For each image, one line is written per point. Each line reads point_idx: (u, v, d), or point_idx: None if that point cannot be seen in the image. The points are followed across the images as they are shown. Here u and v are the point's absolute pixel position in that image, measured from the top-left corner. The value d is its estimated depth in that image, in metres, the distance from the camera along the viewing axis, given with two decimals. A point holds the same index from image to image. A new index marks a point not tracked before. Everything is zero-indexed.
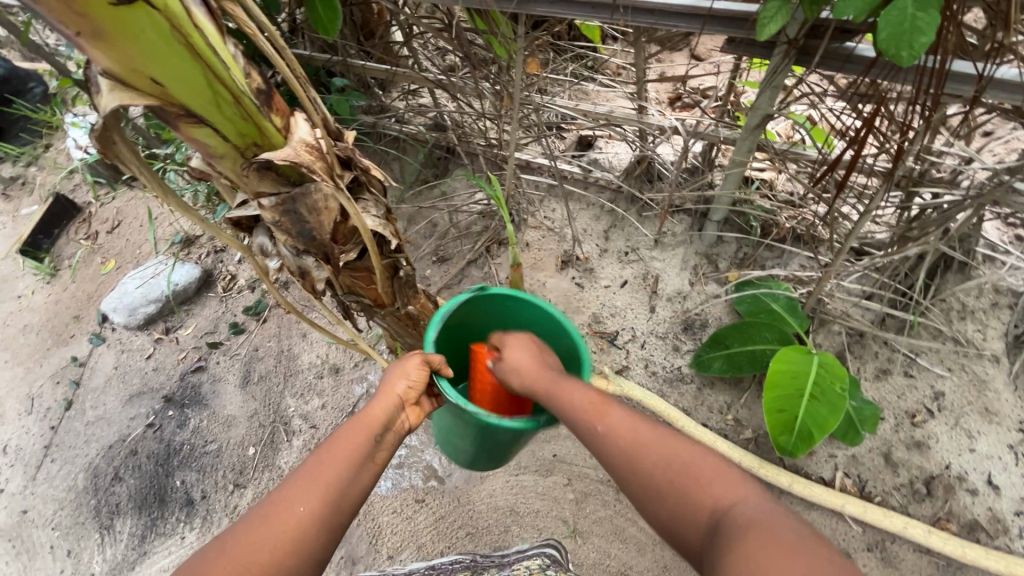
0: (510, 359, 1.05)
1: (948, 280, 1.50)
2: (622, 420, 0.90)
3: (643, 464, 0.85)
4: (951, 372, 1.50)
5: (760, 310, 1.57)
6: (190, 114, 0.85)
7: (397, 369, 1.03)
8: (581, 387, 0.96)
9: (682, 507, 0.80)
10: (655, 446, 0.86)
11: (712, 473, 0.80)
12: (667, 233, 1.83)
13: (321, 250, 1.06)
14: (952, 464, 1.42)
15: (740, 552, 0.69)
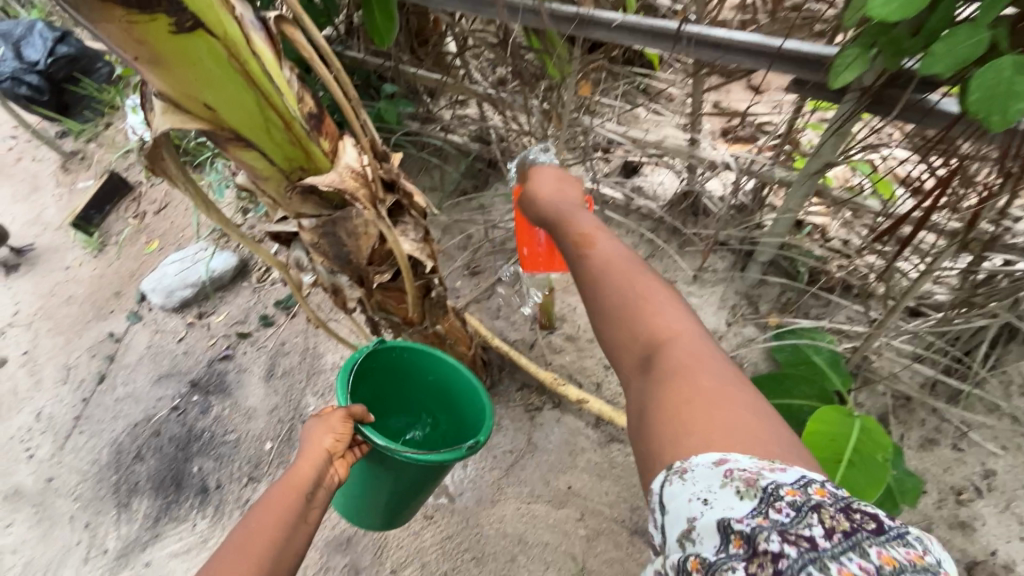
0: (535, 189, 0.99)
1: (1010, 352, 1.41)
2: (610, 251, 0.86)
3: (614, 292, 0.82)
4: (1007, 451, 1.39)
5: (799, 360, 1.49)
6: (240, 138, 0.88)
7: (321, 424, 1.06)
8: (584, 215, 0.92)
9: (636, 339, 0.79)
10: (633, 283, 0.82)
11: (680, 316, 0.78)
12: (707, 270, 1.76)
13: (356, 273, 1.09)
14: (999, 551, 1.32)
15: (674, 387, 0.70)
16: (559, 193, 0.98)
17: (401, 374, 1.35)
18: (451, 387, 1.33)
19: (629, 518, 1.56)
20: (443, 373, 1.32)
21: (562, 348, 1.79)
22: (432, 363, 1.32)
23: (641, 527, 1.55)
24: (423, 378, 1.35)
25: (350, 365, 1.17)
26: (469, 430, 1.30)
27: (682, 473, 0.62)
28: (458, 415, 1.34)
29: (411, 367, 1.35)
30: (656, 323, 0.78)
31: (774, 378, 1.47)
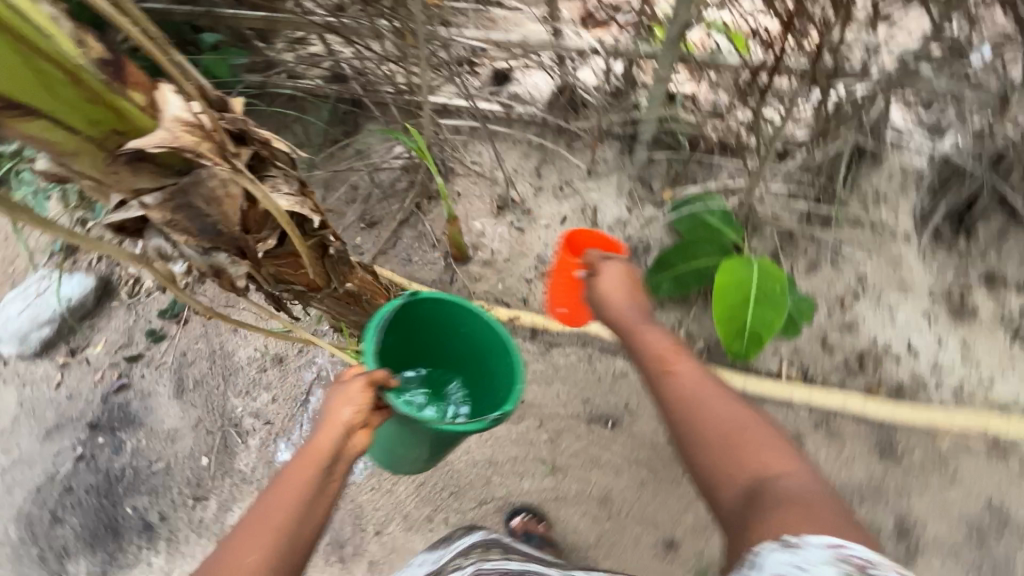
0: (602, 282, 1.14)
1: (863, 169, 1.61)
2: (692, 371, 0.95)
3: (701, 409, 0.89)
4: (871, 256, 1.62)
5: (699, 227, 1.58)
6: (8, 104, 0.68)
7: (339, 395, 0.95)
8: (661, 337, 1.03)
9: (729, 458, 0.83)
10: (722, 405, 0.89)
11: (769, 440, 0.84)
12: (598, 164, 1.80)
13: (233, 244, 0.96)
14: (878, 337, 1.56)
15: (782, 507, 0.73)
16: (635, 308, 1.10)
17: (430, 325, 1.32)
18: (479, 342, 1.30)
19: (583, 411, 1.65)
20: (473, 326, 1.28)
21: (482, 274, 1.77)
22: (462, 314, 1.28)
23: (596, 413, 1.65)
24: (453, 329, 1.32)
25: (378, 322, 1.13)
26: (497, 387, 1.29)
27: (791, 547, 0.67)
28: (484, 368, 1.32)
29: (444, 320, 1.31)
30: (750, 446, 0.83)
31: (678, 248, 1.57)
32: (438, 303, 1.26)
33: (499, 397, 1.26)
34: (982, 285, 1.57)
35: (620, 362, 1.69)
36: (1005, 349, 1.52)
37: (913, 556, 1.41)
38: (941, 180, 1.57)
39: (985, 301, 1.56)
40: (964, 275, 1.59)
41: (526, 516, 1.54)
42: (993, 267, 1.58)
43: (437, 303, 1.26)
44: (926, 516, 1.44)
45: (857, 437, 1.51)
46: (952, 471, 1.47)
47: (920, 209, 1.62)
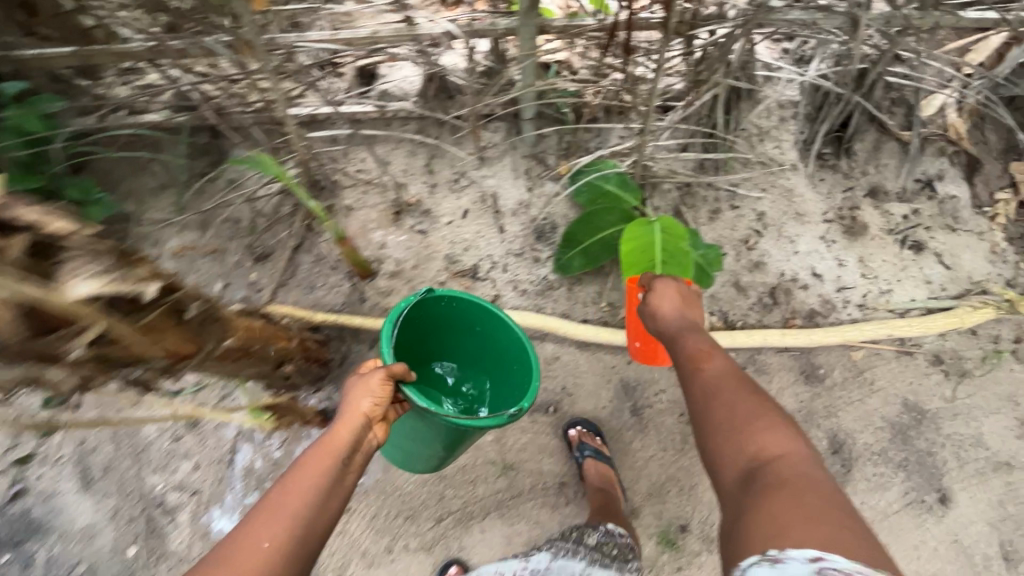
0: (660, 307, 1.13)
1: (743, 109, 1.61)
2: (723, 369, 0.99)
3: (721, 401, 0.93)
4: (766, 192, 1.65)
5: (596, 196, 1.56)
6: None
7: (358, 387, 1.02)
8: (699, 336, 1.06)
9: (738, 443, 0.87)
10: (743, 398, 0.92)
11: (782, 432, 0.86)
12: (489, 148, 1.73)
13: (33, 353, 0.79)
14: (785, 270, 1.61)
15: (781, 491, 0.76)
16: (679, 314, 1.12)
17: (447, 326, 1.40)
18: (494, 339, 1.37)
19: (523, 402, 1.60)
20: (488, 324, 1.36)
21: (391, 287, 1.68)
22: (479, 314, 1.35)
23: (535, 402, 1.61)
24: (468, 328, 1.39)
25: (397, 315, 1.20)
26: (515, 383, 1.33)
27: (773, 563, 0.68)
28: (500, 363, 1.38)
29: (458, 320, 1.39)
30: (760, 434, 0.86)
31: (580, 221, 1.53)
32: (455, 303, 1.33)
33: (519, 391, 1.30)
34: (868, 200, 1.64)
35: (549, 346, 1.63)
36: (897, 257, 1.60)
37: (848, 467, 1.49)
38: (814, 107, 1.62)
39: (873, 214, 1.63)
40: (850, 194, 1.65)
41: (585, 428, 1.55)
42: (876, 182, 1.64)
43: (456, 303, 1.34)
44: (854, 428, 1.52)
45: (782, 369, 1.56)
46: (870, 381, 1.54)
47: (802, 137, 1.65)
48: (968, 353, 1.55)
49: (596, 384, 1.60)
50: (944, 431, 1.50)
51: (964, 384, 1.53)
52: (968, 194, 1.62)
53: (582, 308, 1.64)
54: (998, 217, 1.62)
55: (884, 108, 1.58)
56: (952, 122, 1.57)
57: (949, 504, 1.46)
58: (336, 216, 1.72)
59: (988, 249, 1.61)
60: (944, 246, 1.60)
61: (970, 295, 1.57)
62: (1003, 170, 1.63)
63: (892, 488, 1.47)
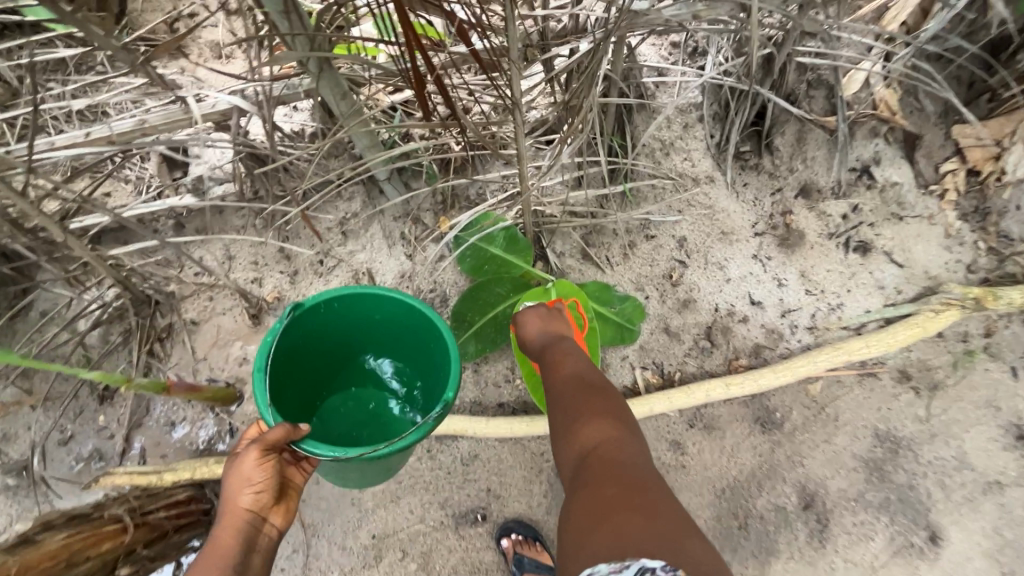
0: (526, 336, 1.13)
1: (638, 124, 1.34)
2: (575, 374, 1.01)
3: (568, 402, 0.95)
4: (683, 214, 1.39)
5: (483, 263, 1.29)
6: None
7: (236, 475, 0.91)
8: (566, 346, 1.08)
9: (575, 441, 0.89)
10: (585, 399, 0.94)
11: (613, 427, 0.88)
12: (349, 219, 1.42)
13: None
14: (719, 303, 1.37)
15: (596, 480, 0.79)
16: (548, 332, 1.12)
17: (342, 328, 1.16)
18: (402, 325, 1.14)
19: (444, 516, 1.35)
20: (388, 311, 1.13)
21: None
22: (371, 302, 1.12)
23: (460, 513, 1.35)
24: (370, 320, 1.16)
25: (265, 360, 0.98)
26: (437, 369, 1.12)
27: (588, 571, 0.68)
28: (418, 350, 1.17)
29: (349, 318, 1.15)
30: (596, 426, 0.89)
31: (468, 295, 1.26)
32: (337, 303, 1.10)
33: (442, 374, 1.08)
34: (800, 201, 1.39)
35: (464, 444, 1.37)
36: (842, 264, 1.37)
37: (825, 522, 1.28)
38: (721, 105, 1.37)
39: (809, 218, 1.39)
40: (780, 196, 1.40)
41: (519, 534, 1.32)
42: (807, 178, 1.39)
43: (337, 302, 1.10)
44: (824, 475, 1.31)
45: (734, 420, 1.34)
46: (833, 416, 1.33)
47: (713, 140, 1.40)
48: (937, 361, 1.34)
49: (525, 478, 1.36)
50: (923, 458, 1.31)
51: (938, 398, 1.33)
52: (910, 174, 1.38)
53: (495, 390, 1.38)
54: (947, 194, 1.37)
55: (800, 93, 1.33)
56: (880, 97, 1.33)
57: (942, 543, 1.27)
58: (181, 334, 1.40)
59: (943, 234, 1.39)
60: (893, 240, 1.38)
61: (931, 293, 1.35)
62: (944, 139, 1.35)
63: (877, 537, 1.27)
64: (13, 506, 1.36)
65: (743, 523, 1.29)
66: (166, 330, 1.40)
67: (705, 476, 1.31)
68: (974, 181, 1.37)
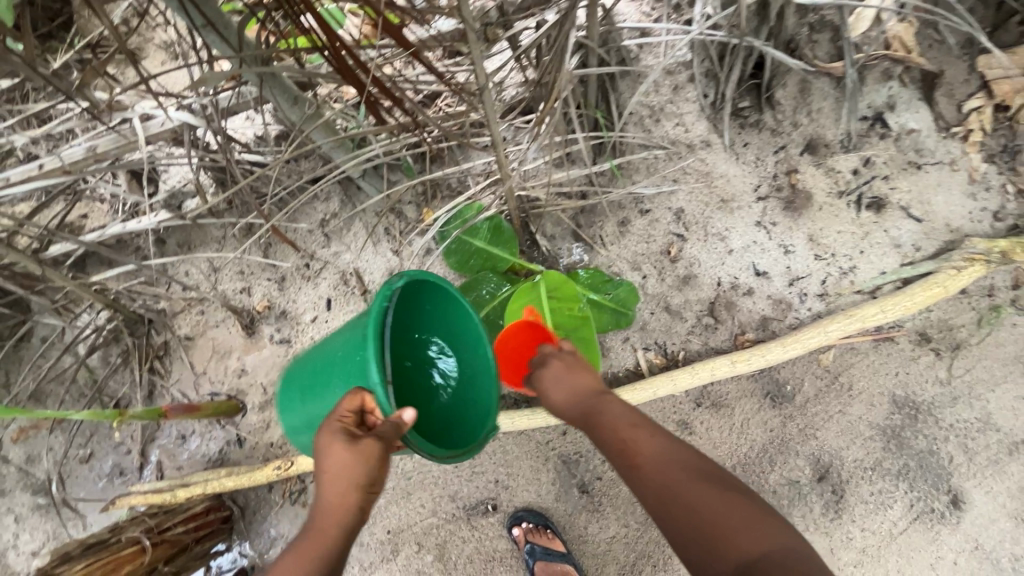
0: (557, 404, 0.89)
1: (624, 91, 1.24)
2: (655, 451, 0.74)
3: (681, 503, 0.69)
4: (680, 182, 1.30)
5: (468, 258, 1.25)
6: None
7: (347, 457, 0.73)
8: (621, 411, 0.81)
9: (716, 553, 0.64)
10: (700, 491, 0.69)
11: (751, 516, 0.66)
12: (329, 220, 1.37)
13: None
14: (721, 276, 1.29)
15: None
16: (577, 396, 0.87)
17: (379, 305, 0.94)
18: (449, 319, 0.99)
19: (456, 509, 1.36)
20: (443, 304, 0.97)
21: (267, 419, 1.38)
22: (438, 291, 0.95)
23: (470, 504, 1.36)
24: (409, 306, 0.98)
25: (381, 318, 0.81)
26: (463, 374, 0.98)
27: None
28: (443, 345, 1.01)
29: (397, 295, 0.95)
30: (729, 525, 0.65)
31: None
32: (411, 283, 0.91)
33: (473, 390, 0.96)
34: (807, 157, 1.28)
35: None
36: (854, 223, 1.27)
37: (840, 493, 1.25)
38: (713, 62, 1.26)
39: (817, 176, 1.28)
40: (784, 155, 1.29)
41: (530, 523, 1.32)
42: (813, 132, 1.28)
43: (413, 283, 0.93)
44: (839, 445, 1.26)
45: (742, 396, 1.29)
46: (848, 385, 1.27)
47: (707, 100, 1.29)
48: (960, 320, 1.26)
49: (533, 468, 1.36)
50: (945, 422, 1.25)
51: (960, 358, 1.25)
52: (929, 118, 1.25)
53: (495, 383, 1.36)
54: (972, 135, 1.24)
55: (802, 39, 1.20)
56: (894, 33, 1.20)
57: (963, 507, 1.23)
58: (178, 350, 1.39)
59: (966, 180, 1.26)
60: (909, 193, 1.27)
61: (953, 249, 1.24)
62: (968, 72, 1.23)
63: (896, 505, 1.24)
64: (48, 523, 1.41)
65: None
66: (164, 346, 1.39)
67: (714, 454, 1.28)
68: (1003, 117, 1.24)
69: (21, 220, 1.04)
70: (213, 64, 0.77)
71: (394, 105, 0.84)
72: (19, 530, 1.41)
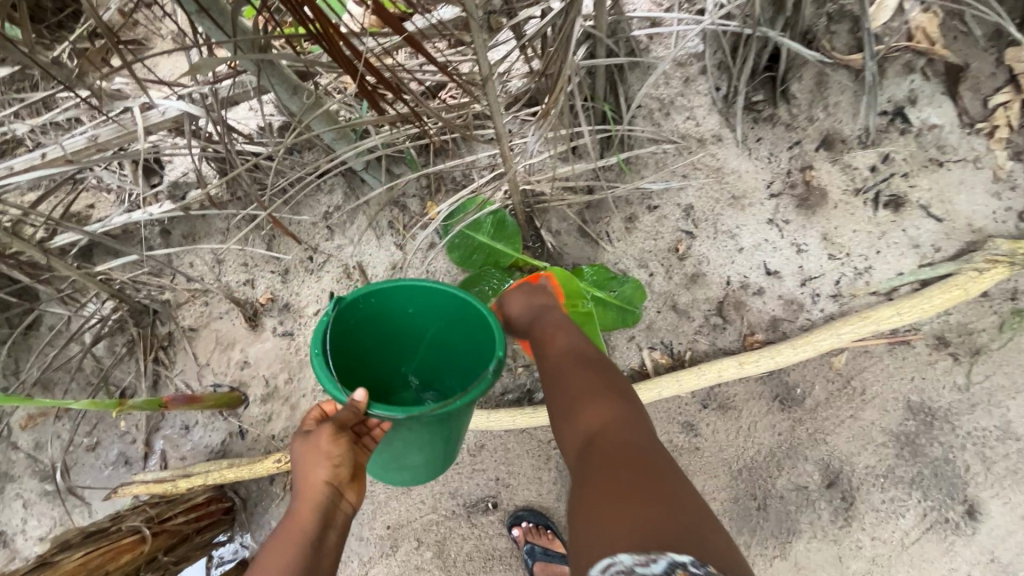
0: (511, 314, 1.01)
1: (632, 84, 1.21)
2: (566, 350, 0.89)
3: (568, 384, 0.83)
4: (689, 178, 1.27)
5: (471, 252, 1.23)
6: None
7: (309, 449, 0.78)
8: (554, 318, 0.96)
9: (578, 426, 0.77)
10: (586, 382, 0.82)
11: (619, 409, 0.76)
12: (332, 212, 1.36)
13: None
14: (731, 275, 1.26)
15: (602, 474, 0.66)
16: (529, 305, 1.00)
17: (379, 332, 1.00)
18: (438, 311, 0.96)
19: (456, 506, 1.34)
20: (423, 301, 0.95)
21: (269, 412, 1.38)
22: (413, 293, 0.94)
23: (471, 502, 1.34)
24: (401, 316, 0.99)
25: (322, 344, 0.84)
26: (478, 345, 0.95)
27: None
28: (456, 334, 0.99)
29: (388, 316, 0.98)
30: (594, 410, 0.77)
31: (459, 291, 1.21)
32: (376, 296, 0.93)
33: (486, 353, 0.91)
34: (822, 153, 1.24)
35: (471, 434, 1.35)
36: (870, 222, 1.23)
37: (850, 500, 1.21)
38: (727, 53, 1.22)
39: (832, 173, 1.24)
40: (798, 150, 1.25)
41: (530, 522, 1.31)
42: (828, 127, 1.23)
43: (374, 298, 0.94)
44: (850, 451, 1.23)
45: (750, 399, 1.26)
46: (860, 390, 1.23)
47: (719, 93, 1.25)
48: (980, 324, 1.21)
49: (534, 466, 1.34)
50: (962, 430, 1.20)
51: (980, 364, 1.21)
52: (952, 113, 1.20)
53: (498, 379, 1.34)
54: (998, 132, 1.19)
55: (819, 30, 1.16)
56: (917, 24, 1.14)
57: (979, 518, 1.18)
58: (182, 341, 1.39)
59: (990, 178, 1.20)
60: (930, 191, 1.22)
61: (975, 250, 1.19)
62: (996, 65, 1.18)
63: (908, 514, 1.20)
64: (54, 509, 1.42)
65: (761, 504, 1.23)
66: (169, 337, 1.40)
67: (720, 457, 1.25)
68: None
69: (26, 210, 1.04)
70: (210, 50, 0.76)
71: (392, 94, 0.82)
72: (27, 515, 1.42)
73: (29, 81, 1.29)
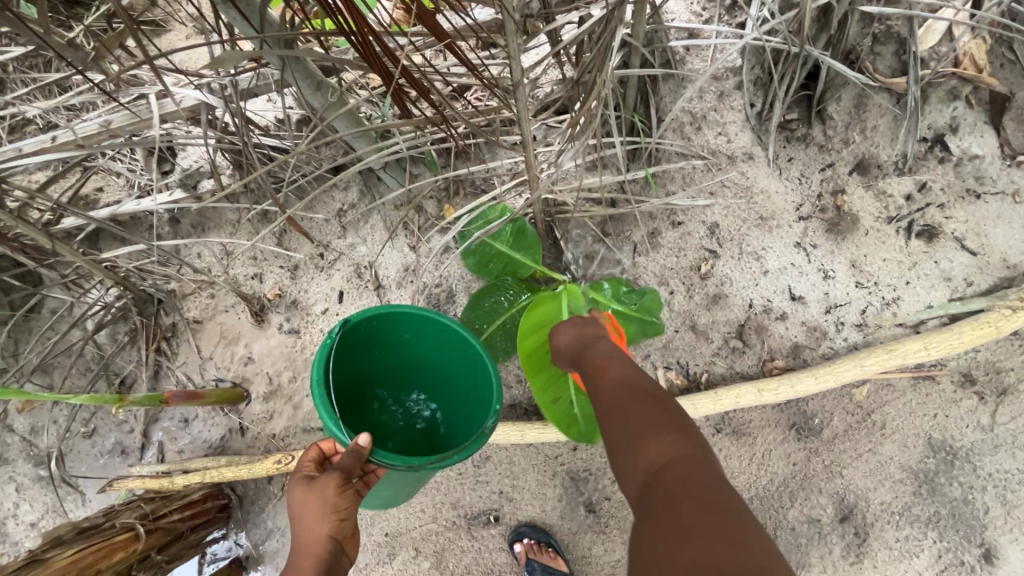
0: (559, 345, 0.96)
1: (664, 96, 1.17)
2: (618, 376, 0.79)
3: (618, 411, 0.73)
4: (716, 196, 1.23)
5: (487, 262, 1.18)
6: None
7: (312, 502, 0.80)
8: (607, 347, 0.87)
9: (631, 456, 0.67)
10: (638, 408, 0.72)
11: (678, 439, 0.65)
12: (346, 210, 1.33)
13: None
14: (753, 297, 1.22)
15: (660, 515, 0.56)
16: (581, 336, 0.93)
17: (377, 350, 1.01)
18: (438, 342, 0.99)
19: (456, 517, 1.31)
20: (424, 330, 0.97)
21: (271, 410, 1.35)
22: (415, 321, 0.97)
23: (472, 514, 1.31)
24: (397, 338, 1.00)
25: (322, 373, 0.85)
26: (472, 383, 0.98)
27: None
28: (449, 368, 1.02)
29: (387, 339, 1.00)
30: (650, 439, 0.66)
31: (473, 300, 1.17)
32: (379, 321, 0.95)
33: (481, 398, 0.94)
34: (855, 177, 1.20)
35: None
36: (901, 252, 1.19)
37: (863, 536, 1.18)
38: (764, 69, 1.17)
39: (865, 199, 1.20)
40: (831, 173, 1.21)
41: (531, 539, 1.28)
42: (864, 151, 1.19)
43: (377, 320, 0.95)
44: (866, 486, 1.19)
45: (765, 426, 1.22)
46: (881, 423, 1.20)
47: (753, 110, 1.21)
48: (1009, 364, 1.17)
49: (539, 482, 1.31)
50: (983, 471, 1.17)
51: (1006, 404, 1.17)
52: (995, 143, 1.15)
53: (506, 391, 1.31)
54: None
55: (863, 50, 1.12)
56: (965, 50, 1.10)
57: (995, 562, 1.15)
58: (186, 333, 1.36)
59: None
60: (966, 223, 1.18)
61: (1008, 287, 1.15)
62: None
63: (923, 554, 1.17)
64: (48, 495, 1.40)
65: (771, 535, 1.20)
66: (173, 327, 1.36)
67: (731, 484, 1.22)
68: None
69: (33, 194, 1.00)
70: (234, 43, 0.72)
71: (421, 98, 0.78)
72: (19, 500, 1.40)
73: (43, 59, 1.25)
